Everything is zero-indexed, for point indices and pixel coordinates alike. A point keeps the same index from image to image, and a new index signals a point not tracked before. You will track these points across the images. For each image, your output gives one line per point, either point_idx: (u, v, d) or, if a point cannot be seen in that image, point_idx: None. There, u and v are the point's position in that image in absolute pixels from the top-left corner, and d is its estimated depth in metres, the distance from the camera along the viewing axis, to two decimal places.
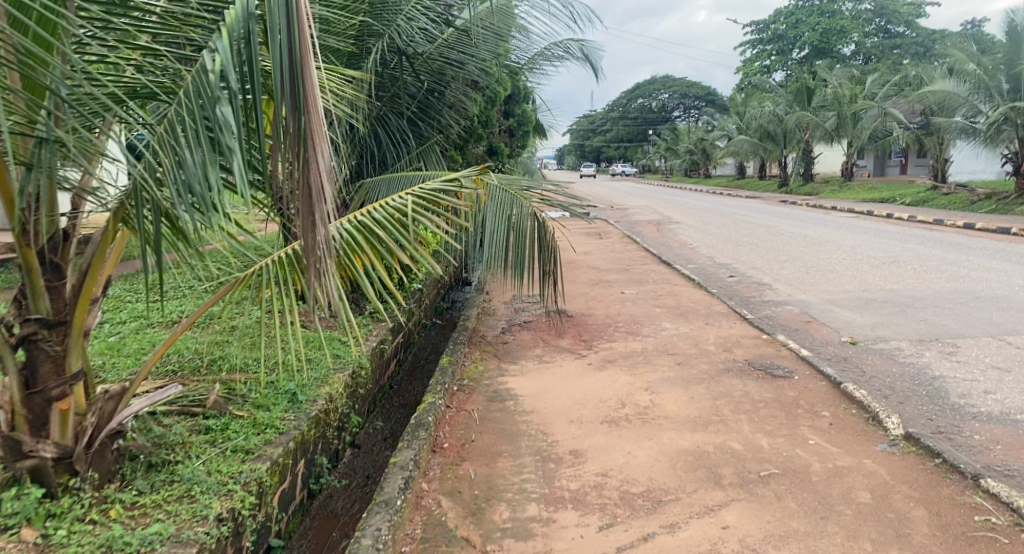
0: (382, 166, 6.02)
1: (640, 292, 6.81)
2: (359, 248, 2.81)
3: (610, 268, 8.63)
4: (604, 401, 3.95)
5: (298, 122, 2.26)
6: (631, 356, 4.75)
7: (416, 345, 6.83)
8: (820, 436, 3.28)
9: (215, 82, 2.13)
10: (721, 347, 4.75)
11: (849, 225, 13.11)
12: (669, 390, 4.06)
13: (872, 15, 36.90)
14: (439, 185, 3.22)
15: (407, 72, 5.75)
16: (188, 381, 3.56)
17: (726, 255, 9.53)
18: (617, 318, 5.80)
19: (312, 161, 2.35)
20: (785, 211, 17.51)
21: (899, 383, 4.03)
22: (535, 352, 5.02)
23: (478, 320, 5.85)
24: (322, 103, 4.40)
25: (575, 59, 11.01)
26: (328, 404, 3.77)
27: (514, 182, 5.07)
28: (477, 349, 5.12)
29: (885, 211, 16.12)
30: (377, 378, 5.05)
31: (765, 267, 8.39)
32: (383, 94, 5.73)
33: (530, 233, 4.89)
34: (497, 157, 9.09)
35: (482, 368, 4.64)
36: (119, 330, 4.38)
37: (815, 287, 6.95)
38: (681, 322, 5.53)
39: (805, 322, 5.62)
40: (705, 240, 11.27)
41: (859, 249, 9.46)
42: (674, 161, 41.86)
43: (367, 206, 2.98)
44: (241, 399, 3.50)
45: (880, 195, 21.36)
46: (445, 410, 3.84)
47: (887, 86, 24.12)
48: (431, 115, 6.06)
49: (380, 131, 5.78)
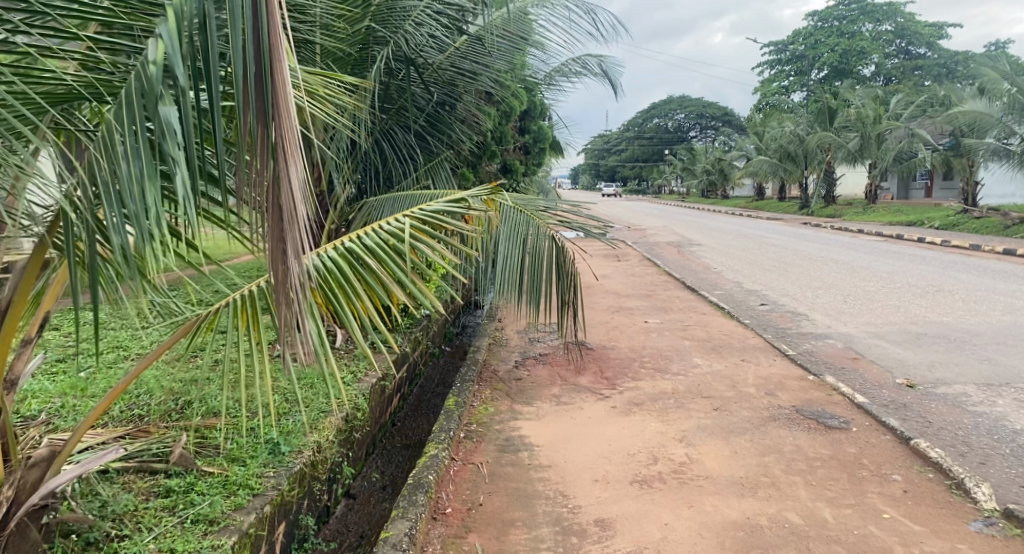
0: (387, 184, 5.63)
1: (665, 322, 6.29)
2: (343, 281, 2.32)
3: (631, 293, 8.12)
4: (632, 455, 3.43)
5: (266, 130, 1.83)
6: (661, 398, 4.23)
7: (422, 377, 6.36)
8: (896, 508, 2.75)
9: (158, 78, 1.67)
10: (762, 390, 4.23)
11: (879, 249, 12.54)
12: (707, 443, 3.54)
13: (893, 36, 36.43)
14: (444, 205, 2.74)
15: (415, 83, 5.35)
16: (153, 429, 3.08)
17: (754, 281, 8.99)
18: (642, 352, 5.29)
19: (285, 177, 1.91)
20: (809, 235, 16.92)
21: (976, 437, 3.49)
22: (552, 392, 4.50)
23: (489, 353, 5.36)
24: (317, 114, 3.98)
25: (594, 75, 10.64)
26: (315, 456, 3.28)
27: (532, 202, 4.62)
28: (488, 386, 4.62)
29: (916, 235, 15.49)
30: (375, 417, 4.60)
31: (798, 294, 7.84)
32: (390, 106, 5.33)
33: (549, 259, 4.39)
34: (512, 176, 8.66)
35: (492, 411, 4.14)
36: (90, 364, 3.94)
37: (856, 319, 6.40)
38: (714, 359, 5.01)
39: (851, 360, 5.09)
40: (728, 264, 10.74)
41: (897, 276, 8.90)
42: (691, 181, 41.36)
43: (356, 231, 2.50)
44: (213, 451, 3.04)
45: (907, 218, 20.72)
46: (450, 464, 3.36)
47: (911, 106, 23.57)
48: (440, 130, 5.67)
49: (385, 146, 5.39)
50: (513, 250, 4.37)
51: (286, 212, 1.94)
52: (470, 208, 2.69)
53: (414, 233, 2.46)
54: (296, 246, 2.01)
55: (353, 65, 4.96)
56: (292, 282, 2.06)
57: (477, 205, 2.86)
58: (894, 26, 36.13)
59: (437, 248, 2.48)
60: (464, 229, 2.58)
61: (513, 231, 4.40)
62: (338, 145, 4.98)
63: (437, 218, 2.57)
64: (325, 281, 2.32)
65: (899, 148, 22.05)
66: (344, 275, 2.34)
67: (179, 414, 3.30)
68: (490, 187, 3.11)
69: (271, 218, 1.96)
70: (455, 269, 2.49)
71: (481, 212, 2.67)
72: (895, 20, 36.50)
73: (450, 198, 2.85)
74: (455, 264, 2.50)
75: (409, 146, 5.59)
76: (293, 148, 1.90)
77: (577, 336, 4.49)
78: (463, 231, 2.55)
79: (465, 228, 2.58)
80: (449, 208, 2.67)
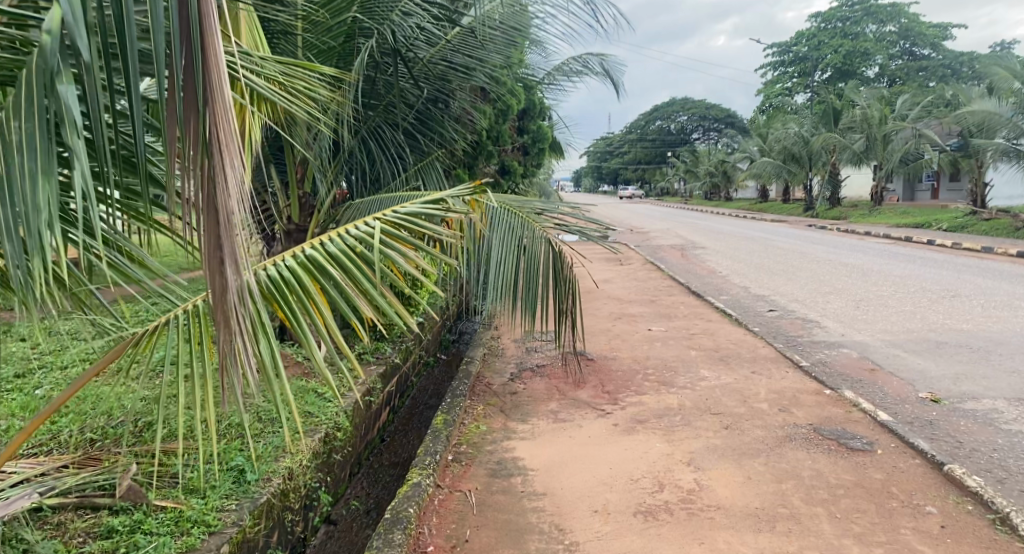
0: (376, 186, 5.35)
1: (669, 330, 5.97)
2: (301, 297, 2.02)
3: (634, 298, 7.82)
4: (635, 481, 3.12)
5: (196, 119, 1.55)
6: (666, 416, 3.92)
7: (415, 388, 6.08)
8: (934, 547, 2.43)
9: (59, 55, 1.38)
10: (777, 406, 3.91)
11: (889, 252, 12.20)
12: (717, 468, 3.23)
13: (898, 37, 36.11)
14: (419, 205, 2.45)
15: (404, 78, 5.04)
16: (103, 456, 2.82)
17: (763, 285, 8.67)
18: (646, 362, 4.97)
19: (220, 175, 1.62)
20: (816, 237, 16.60)
21: (1014, 459, 3.17)
22: (549, 407, 4.19)
23: (483, 365, 5.04)
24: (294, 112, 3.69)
25: (595, 74, 10.37)
26: (286, 484, 2.98)
27: (527, 203, 4.29)
28: (480, 401, 4.31)
29: (925, 237, 15.16)
30: (360, 435, 4.32)
31: (808, 300, 7.52)
32: (377, 103, 5.02)
33: (544, 264, 4.07)
34: (509, 177, 8.36)
35: (484, 429, 3.83)
36: (49, 382, 3.67)
37: (871, 327, 6.08)
38: (723, 371, 4.68)
39: (869, 371, 4.77)
40: (735, 268, 10.41)
41: (910, 280, 8.57)
42: (694, 183, 41.06)
43: (317, 238, 2.21)
44: (170, 481, 2.74)
45: (914, 220, 20.39)
46: (434, 492, 3.06)
47: (917, 107, 23.25)
48: (431, 127, 5.37)
49: (372, 145, 5.09)
50: (506, 255, 4.07)
51: (221, 214, 1.65)
52: (453, 208, 2.38)
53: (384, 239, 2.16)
54: (234, 253, 1.73)
55: (337, 58, 4.67)
56: (230, 295, 1.76)
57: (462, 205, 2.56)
58: (898, 27, 35.82)
59: (411, 255, 2.18)
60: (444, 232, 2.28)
61: (506, 235, 4.10)
62: (322, 145, 4.71)
63: (411, 220, 2.26)
64: (280, 298, 2.02)
65: (906, 149, 21.72)
66: (300, 289, 2.04)
67: (136, 437, 3.01)
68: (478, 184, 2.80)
69: (203, 220, 1.67)
70: (434, 278, 2.19)
71: (466, 212, 2.37)
72: (899, 20, 36.17)
73: (430, 198, 2.54)
74: (432, 275, 2.19)
75: (399, 145, 5.29)
76: (230, 140, 1.62)
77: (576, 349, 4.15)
78: (443, 237, 2.25)
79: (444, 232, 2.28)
80: (427, 209, 2.36)
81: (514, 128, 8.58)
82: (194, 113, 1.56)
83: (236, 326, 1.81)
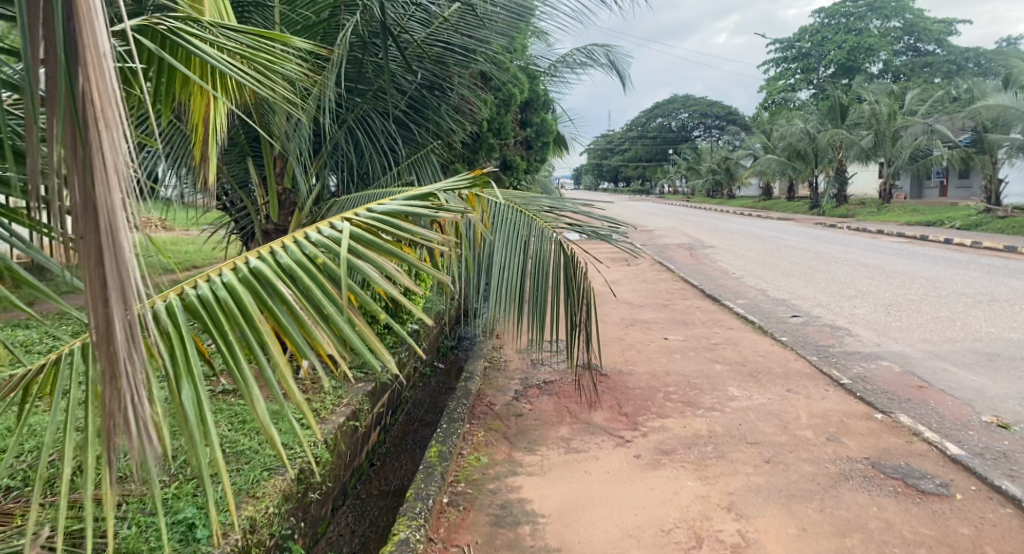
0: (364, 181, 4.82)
1: (688, 340, 5.46)
2: (238, 325, 1.51)
3: (645, 302, 7.29)
4: (667, 534, 2.61)
5: (61, 78, 1.08)
6: (695, 446, 3.40)
7: (409, 402, 5.57)
8: None
9: None
10: (823, 434, 3.40)
11: (907, 252, 11.68)
12: (764, 515, 2.71)
13: (902, 33, 35.56)
14: (402, 199, 1.91)
15: (395, 61, 4.48)
16: (18, 511, 2.31)
17: (781, 288, 8.15)
18: (666, 378, 4.45)
19: (98, 158, 1.10)
20: (826, 235, 16.07)
21: None
22: (559, 433, 3.67)
23: (484, 381, 4.51)
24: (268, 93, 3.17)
25: (600, 66, 9.85)
26: (246, 542, 2.46)
27: (533, 201, 3.77)
28: (481, 426, 3.79)
29: (942, 235, 14.63)
30: (345, 463, 3.80)
31: (833, 304, 7.00)
32: (365, 88, 4.44)
33: (553, 270, 3.53)
34: (511, 173, 7.88)
35: (485, 463, 3.31)
36: None
37: (908, 335, 5.56)
38: (754, 390, 4.17)
39: (917, 388, 4.25)
40: (748, 270, 9.90)
41: (939, 282, 8.06)
42: (696, 181, 40.57)
43: (268, 246, 1.67)
44: (98, 544, 2.22)
45: (926, 218, 19.85)
46: (425, 549, 2.55)
47: (927, 102, 22.73)
48: (426, 116, 4.83)
49: (360, 135, 4.53)
50: (509, 258, 3.54)
51: (104, 217, 1.13)
52: (444, 206, 1.86)
53: (352, 246, 1.63)
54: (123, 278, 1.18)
55: (320, 36, 4.15)
56: (118, 336, 1.21)
57: (456, 200, 2.04)
58: (904, 22, 35.28)
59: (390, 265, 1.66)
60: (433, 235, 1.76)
61: (509, 235, 3.58)
62: (302, 134, 4.18)
63: (391, 222, 1.75)
64: (214, 326, 1.50)
65: (915, 146, 21.21)
66: (241, 318, 1.51)
67: (65, 480, 2.49)
68: (475, 175, 2.28)
69: (79, 228, 1.15)
70: (420, 296, 1.68)
71: (461, 208, 1.85)
72: (904, 16, 35.66)
73: (415, 193, 2.02)
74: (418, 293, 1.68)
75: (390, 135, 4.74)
76: (114, 108, 1.12)
77: (590, 370, 3.62)
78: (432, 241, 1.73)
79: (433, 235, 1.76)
80: (411, 206, 1.84)
81: (517, 120, 8.07)
82: (59, 73, 1.07)
83: (124, 381, 1.23)
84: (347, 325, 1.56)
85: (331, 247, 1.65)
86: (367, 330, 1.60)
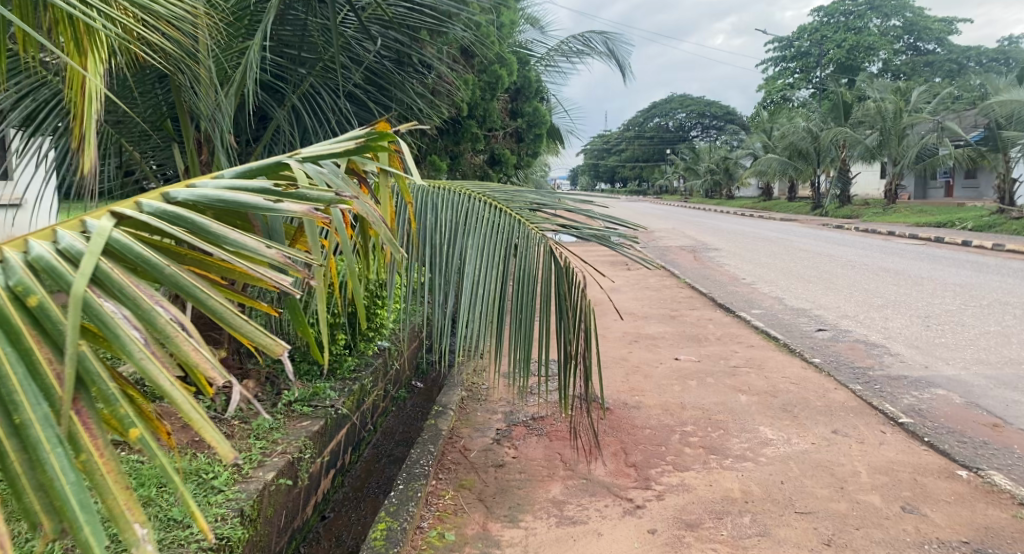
0: None
1: (703, 362, 4.64)
2: None
3: (650, 314, 6.47)
4: None
5: None
6: (729, 517, 2.58)
7: (376, 435, 4.76)
8: None
9: None
10: (896, 502, 2.58)
11: (927, 255, 10.85)
12: None
13: (902, 31, 34.86)
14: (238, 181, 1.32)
15: (348, 25, 3.66)
16: None
17: (799, 296, 7.33)
18: (682, 414, 3.64)
19: None
20: (833, 237, 15.26)
21: None
22: (550, 494, 2.85)
23: (460, 417, 3.68)
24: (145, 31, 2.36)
25: (597, 54, 9.04)
26: None
27: (518, 196, 2.97)
28: (452, 483, 2.96)
29: (960, 237, 13.79)
30: (281, 527, 2.98)
31: (863, 317, 6.19)
32: (312, 56, 3.59)
33: (543, 283, 2.70)
34: (501, 168, 7.11)
35: (451, 544, 2.48)
36: None
37: (960, 356, 4.75)
38: (793, 431, 3.35)
39: (992, 428, 3.43)
40: (760, 275, 9.08)
41: (974, 289, 7.24)
42: (694, 181, 39.78)
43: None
44: None
45: (936, 218, 19.05)
46: None
47: (934, 99, 21.97)
48: (388, 95, 4.00)
49: (305, 116, 3.70)
50: (484, 269, 2.75)
51: None
52: (295, 192, 1.30)
53: (99, 270, 1.06)
54: None
55: None
56: None
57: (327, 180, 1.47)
58: (904, 20, 34.59)
59: (170, 309, 1.10)
60: (267, 247, 1.20)
61: (488, 237, 2.79)
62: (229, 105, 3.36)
63: (191, 220, 1.20)
64: None
65: (922, 144, 20.46)
66: None
67: None
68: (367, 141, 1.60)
69: None
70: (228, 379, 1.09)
71: (321, 197, 1.29)
72: (904, 13, 34.98)
73: (267, 164, 1.48)
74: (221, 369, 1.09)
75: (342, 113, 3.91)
76: None
77: (591, 416, 2.70)
78: (261, 258, 1.18)
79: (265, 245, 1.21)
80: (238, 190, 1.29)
81: (505, 109, 7.27)
82: None
83: None
84: (56, 457, 0.96)
85: (60, 268, 1.06)
86: (110, 455, 1.01)
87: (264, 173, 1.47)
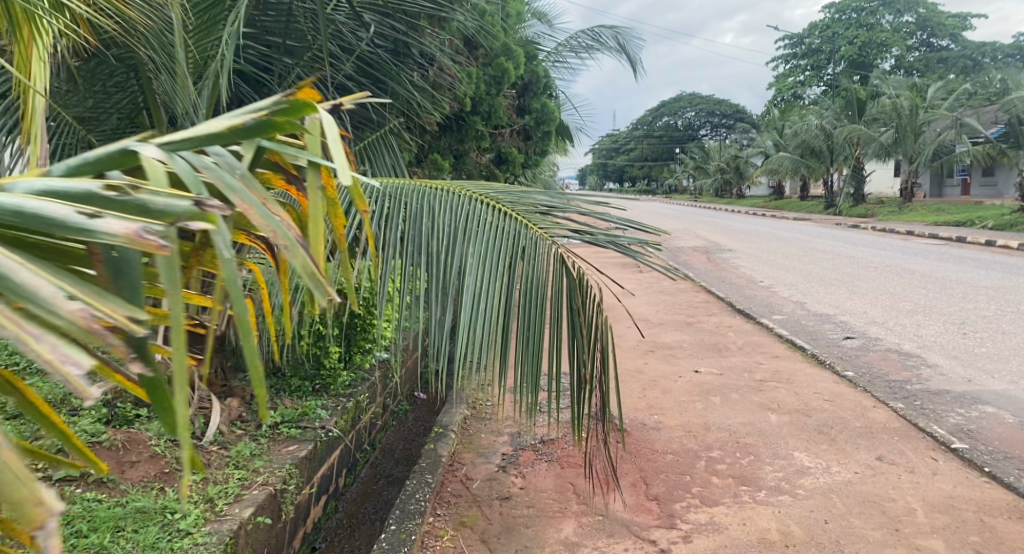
0: None
1: (726, 375, 4.30)
2: None
3: (665, 320, 6.13)
4: None
5: None
6: None
7: (375, 453, 4.44)
8: None
9: None
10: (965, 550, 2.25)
11: (951, 256, 10.43)
12: None
13: (915, 27, 34.30)
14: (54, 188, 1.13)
15: (339, 10, 3.36)
16: None
17: (822, 301, 6.96)
18: (707, 437, 3.30)
19: None
20: (849, 237, 14.84)
21: None
22: (563, 533, 2.52)
23: (463, 440, 3.36)
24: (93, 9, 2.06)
25: (607, 49, 8.70)
26: None
27: (524, 197, 2.65)
28: (452, 521, 2.64)
29: (983, 236, 13.34)
30: None
31: (893, 323, 5.83)
32: (299, 45, 3.29)
33: (552, 298, 2.36)
34: (507, 167, 6.78)
35: None
36: None
37: (1006, 368, 4.39)
38: (833, 458, 3.01)
39: None
40: (778, 278, 8.71)
41: (1008, 293, 6.86)
42: (704, 180, 39.29)
43: None
44: None
45: (954, 217, 18.58)
46: None
47: (952, 95, 21.48)
48: (383, 88, 3.69)
49: None
50: (485, 282, 2.42)
51: None
52: (133, 205, 1.11)
53: None
54: None
55: None
56: None
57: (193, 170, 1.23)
58: (918, 15, 34.03)
59: None
60: (66, 299, 1.01)
61: (491, 244, 2.46)
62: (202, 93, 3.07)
63: None
64: None
65: (939, 141, 19.99)
66: None
67: None
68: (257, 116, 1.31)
69: None
70: None
71: (168, 208, 1.11)
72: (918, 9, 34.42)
73: (113, 154, 1.25)
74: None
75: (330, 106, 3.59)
76: None
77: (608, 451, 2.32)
78: (47, 313, 0.99)
79: (63, 295, 1.02)
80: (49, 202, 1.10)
81: (512, 105, 6.94)
82: None
83: None
84: None
85: None
86: None
87: (112, 166, 1.24)
